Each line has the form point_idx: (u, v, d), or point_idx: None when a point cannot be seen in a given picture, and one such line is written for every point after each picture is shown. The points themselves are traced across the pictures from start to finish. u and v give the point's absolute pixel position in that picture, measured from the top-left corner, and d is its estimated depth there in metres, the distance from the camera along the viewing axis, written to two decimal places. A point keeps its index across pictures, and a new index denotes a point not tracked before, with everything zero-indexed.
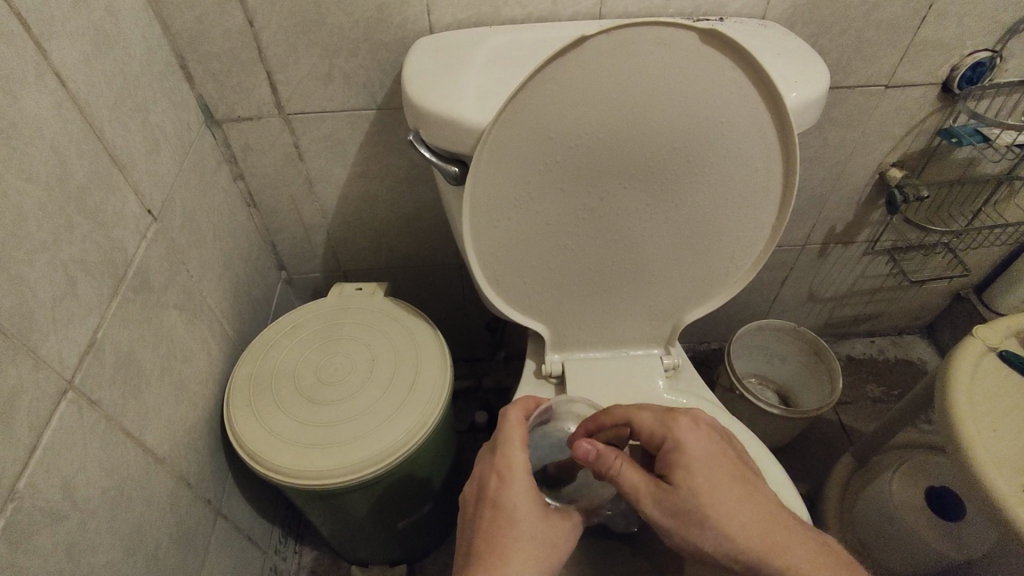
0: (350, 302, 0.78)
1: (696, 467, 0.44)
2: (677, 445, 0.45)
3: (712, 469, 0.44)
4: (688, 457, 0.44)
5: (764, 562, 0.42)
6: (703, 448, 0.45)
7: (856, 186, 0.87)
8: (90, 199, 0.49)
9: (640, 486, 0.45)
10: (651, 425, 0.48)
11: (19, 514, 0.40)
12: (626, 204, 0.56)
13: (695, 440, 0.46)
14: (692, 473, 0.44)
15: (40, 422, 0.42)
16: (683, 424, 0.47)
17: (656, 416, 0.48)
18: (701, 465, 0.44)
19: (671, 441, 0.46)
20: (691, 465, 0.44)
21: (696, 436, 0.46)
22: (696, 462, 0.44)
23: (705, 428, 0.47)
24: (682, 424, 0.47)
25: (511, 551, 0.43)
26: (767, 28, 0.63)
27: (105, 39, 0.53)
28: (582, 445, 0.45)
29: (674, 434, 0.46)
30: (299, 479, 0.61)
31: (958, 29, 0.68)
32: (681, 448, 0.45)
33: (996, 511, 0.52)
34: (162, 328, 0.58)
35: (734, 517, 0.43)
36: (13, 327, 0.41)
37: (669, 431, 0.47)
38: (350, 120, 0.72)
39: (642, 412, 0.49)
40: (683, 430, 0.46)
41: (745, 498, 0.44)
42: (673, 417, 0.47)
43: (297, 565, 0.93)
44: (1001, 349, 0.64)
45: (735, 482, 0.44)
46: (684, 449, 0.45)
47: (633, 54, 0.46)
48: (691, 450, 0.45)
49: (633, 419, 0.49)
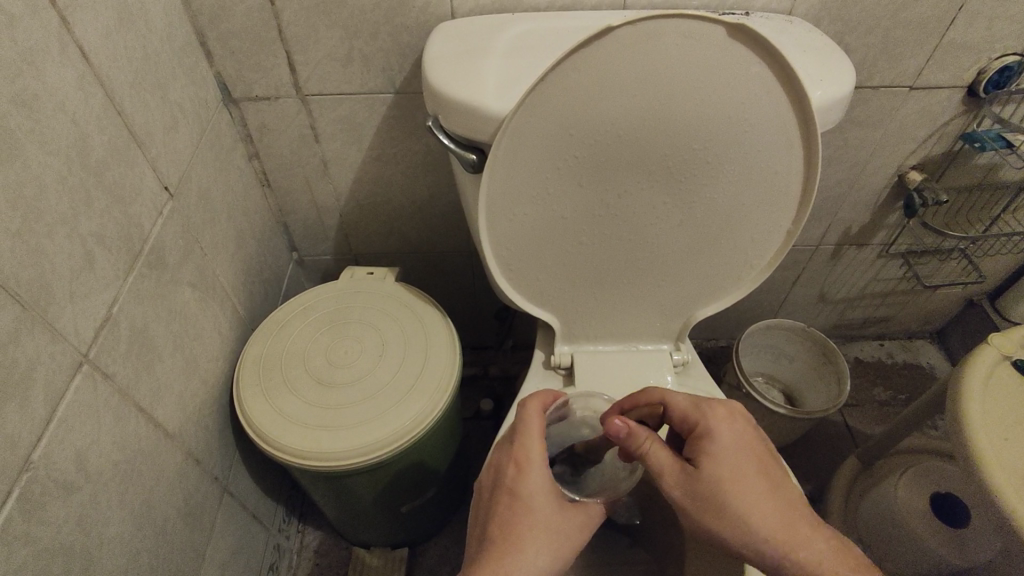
0: (362, 285, 0.78)
1: (723, 456, 0.44)
2: (708, 430, 0.46)
3: (740, 461, 0.44)
4: (716, 445, 0.45)
5: (782, 557, 0.42)
6: (735, 439, 0.46)
7: (874, 187, 0.86)
8: (109, 174, 0.49)
9: (666, 465, 0.45)
10: (685, 409, 0.49)
11: (33, 484, 0.40)
12: (644, 201, 0.56)
13: (728, 429, 0.46)
14: (718, 460, 0.44)
15: (56, 394, 0.43)
16: (717, 414, 0.47)
17: (691, 401, 0.49)
18: (730, 455, 0.45)
19: (701, 427, 0.47)
20: (718, 452, 0.45)
21: (730, 427, 0.46)
22: (723, 451, 0.45)
23: (740, 421, 0.47)
24: (718, 414, 0.47)
25: (524, 539, 0.43)
26: (794, 25, 0.62)
27: (128, 12, 0.53)
28: (615, 422, 0.45)
29: (707, 420, 0.47)
30: (309, 459, 0.62)
31: (988, 32, 0.67)
32: (711, 435, 0.46)
33: (1004, 521, 0.52)
34: (176, 305, 0.59)
35: (752, 509, 0.43)
36: (33, 298, 0.41)
37: (701, 417, 0.47)
38: (368, 103, 0.72)
39: (678, 395, 0.50)
40: (717, 419, 0.47)
41: (767, 494, 0.44)
42: (709, 404, 0.48)
43: (301, 544, 0.94)
44: (1016, 358, 0.63)
45: (762, 478, 0.44)
46: (714, 438, 0.45)
47: (658, 46, 0.45)
48: (721, 438, 0.45)
49: (667, 399, 0.50)
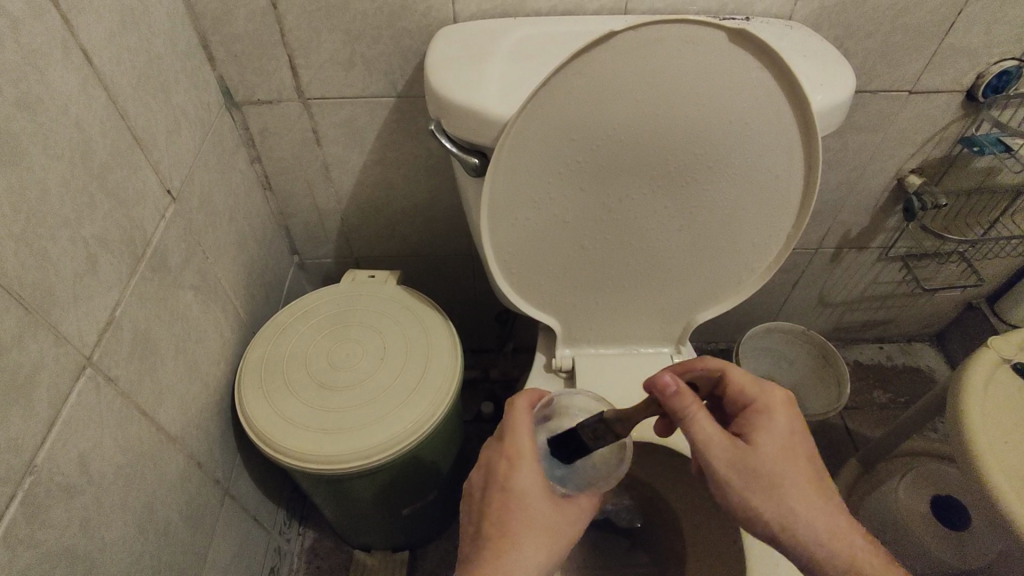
0: (363, 288, 0.78)
1: (777, 440, 0.45)
2: (767, 410, 0.47)
3: (790, 447, 0.45)
4: (771, 426, 0.46)
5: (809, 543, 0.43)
6: (789, 425, 0.46)
7: (873, 191, 0.86)
8: (112, 177, 0.49)
9: (716, 436, 0.44)
10: (743, 387, 0.49)
11: (36, 487, 0.40)
12: (646, 205, 0.56)
13: (784, 414, 0.47)
14: (771, 442, 0.45)
15: (59, 397, 0.43)
16: (776, 396, 0.47)
17: (751, 379, 0.49)
18: (783, 439, 0.45)
19: (760, 406, 0.47)
20: (773, 435, 0.45)
21: (786, 412, 0.47)
22: (776, 434, 0.45)
23: (794, 409, 0.48)
24: (776, 396, 0.48)
25: (520, 535, 0.44)
26: (793, 30, 0.62)
27: (131, 17, 0.53)
28: (665, 377, 0.43)
29: (768, 401, 0.47)
30: (309, 462, 0.62)
31: (985, 37, 0.68)
32: (769, 417, 0.46)
33: (1005, 525, 0.52)
34: (178, 308, 0.59)
35: (793, 495, 0.44)
36: (37, 302, 0.41)
37: (761, 396, 0.48)
38: (369, 107, 0.72)
39: (739, 369, 0.50)
40: (776, 401, 0.47)
41: (810, 484, 0.44)
42: (769, 385, 0.48)
43: (302, 548, 0.94)
44: (1015, 361, 0.63)
45: (808, 466, 0.45)
46: (772, 420, 0.46)
47: (658, 50, 0.46)
48: (778, 422, 0.46)
49: (726, 371, 0.50)
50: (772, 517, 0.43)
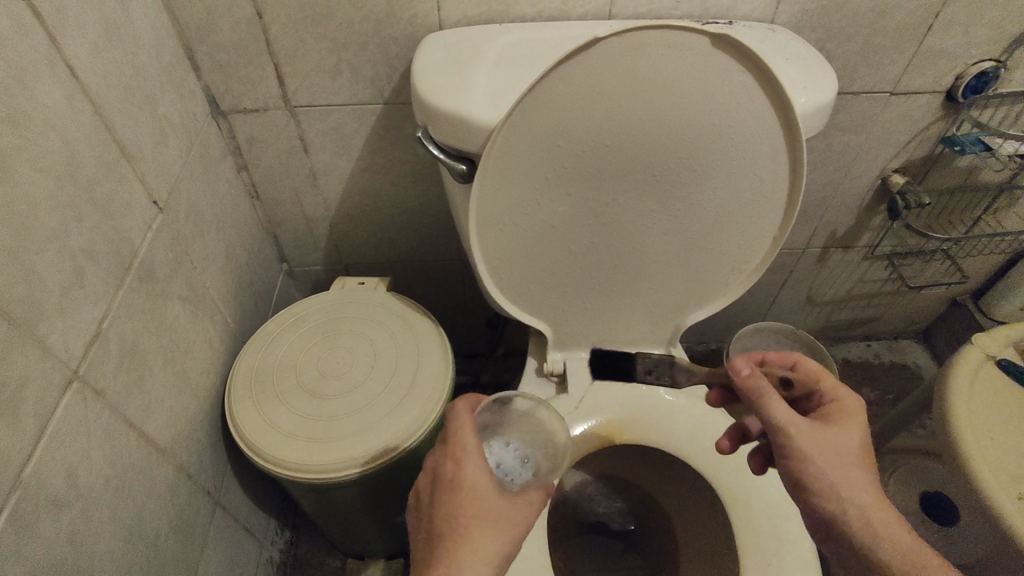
0: (352, 296, 0.78)
1: (850, 430, 0.48)
2: (841, 404, 0.50)
3: (860, 439, 0.48)
4: (844, 418, 0.49)
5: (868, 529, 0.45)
6: (861, 421, 0.49)
7: (858, 191, 0.88)
8: (99, 189, 0.49)
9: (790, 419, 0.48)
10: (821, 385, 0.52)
11: (23, 504, 0.40)
12: (634, 208, 0.56)
13: (856, 409, 0.50)
14: (843, 431, 0.48)
15: (45, 411, 0.42)
16: (849, 393, 0.51)
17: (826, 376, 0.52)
18: (854, 430, 0.48)
19: (834, 402, 0.50)
20: (846, 425, 0.48)
21: (858, 409, 0.50)
22: (847, 425, 0.48)
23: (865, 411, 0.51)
24: (849, 394, 0.51)
25: (471, 528, 0.42)
26: (776, 33, 0.63)
27: (115, 27, 0.53)
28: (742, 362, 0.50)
29: (841, 396, 0.50)
30: (297, 471, 0.61)
31: (963, 39, 0.69)
32: (844, 411, 0.49)
33: (992, 520, 0.53)
34: (166, 318, 0.58)
35: (858, 485, 0.46)
36: (23, 316, 0.41)
37: (835, 392, 0.51)
38: (356, 114, 0.72)
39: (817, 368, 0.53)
40: (850, 399, 0.50)
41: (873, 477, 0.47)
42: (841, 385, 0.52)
43: (294, 557, 0.93)
44: (1001, 358, 0.64)
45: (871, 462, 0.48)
46: (845, 413, 0.49)
47: (642, 56, 0.46)
48: (851, 416, 0.49)
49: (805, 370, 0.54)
50: (834, 499, 0.46)
